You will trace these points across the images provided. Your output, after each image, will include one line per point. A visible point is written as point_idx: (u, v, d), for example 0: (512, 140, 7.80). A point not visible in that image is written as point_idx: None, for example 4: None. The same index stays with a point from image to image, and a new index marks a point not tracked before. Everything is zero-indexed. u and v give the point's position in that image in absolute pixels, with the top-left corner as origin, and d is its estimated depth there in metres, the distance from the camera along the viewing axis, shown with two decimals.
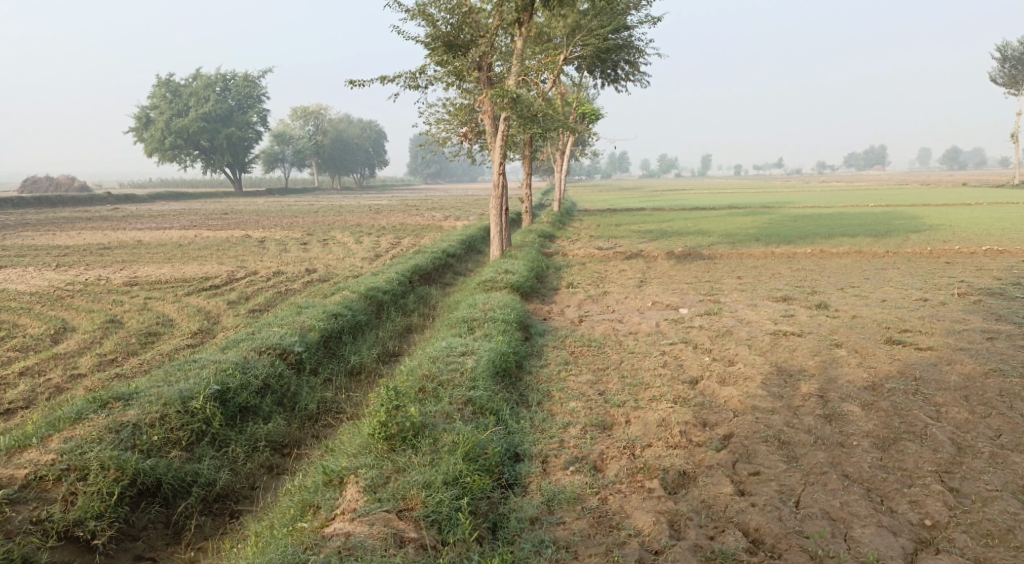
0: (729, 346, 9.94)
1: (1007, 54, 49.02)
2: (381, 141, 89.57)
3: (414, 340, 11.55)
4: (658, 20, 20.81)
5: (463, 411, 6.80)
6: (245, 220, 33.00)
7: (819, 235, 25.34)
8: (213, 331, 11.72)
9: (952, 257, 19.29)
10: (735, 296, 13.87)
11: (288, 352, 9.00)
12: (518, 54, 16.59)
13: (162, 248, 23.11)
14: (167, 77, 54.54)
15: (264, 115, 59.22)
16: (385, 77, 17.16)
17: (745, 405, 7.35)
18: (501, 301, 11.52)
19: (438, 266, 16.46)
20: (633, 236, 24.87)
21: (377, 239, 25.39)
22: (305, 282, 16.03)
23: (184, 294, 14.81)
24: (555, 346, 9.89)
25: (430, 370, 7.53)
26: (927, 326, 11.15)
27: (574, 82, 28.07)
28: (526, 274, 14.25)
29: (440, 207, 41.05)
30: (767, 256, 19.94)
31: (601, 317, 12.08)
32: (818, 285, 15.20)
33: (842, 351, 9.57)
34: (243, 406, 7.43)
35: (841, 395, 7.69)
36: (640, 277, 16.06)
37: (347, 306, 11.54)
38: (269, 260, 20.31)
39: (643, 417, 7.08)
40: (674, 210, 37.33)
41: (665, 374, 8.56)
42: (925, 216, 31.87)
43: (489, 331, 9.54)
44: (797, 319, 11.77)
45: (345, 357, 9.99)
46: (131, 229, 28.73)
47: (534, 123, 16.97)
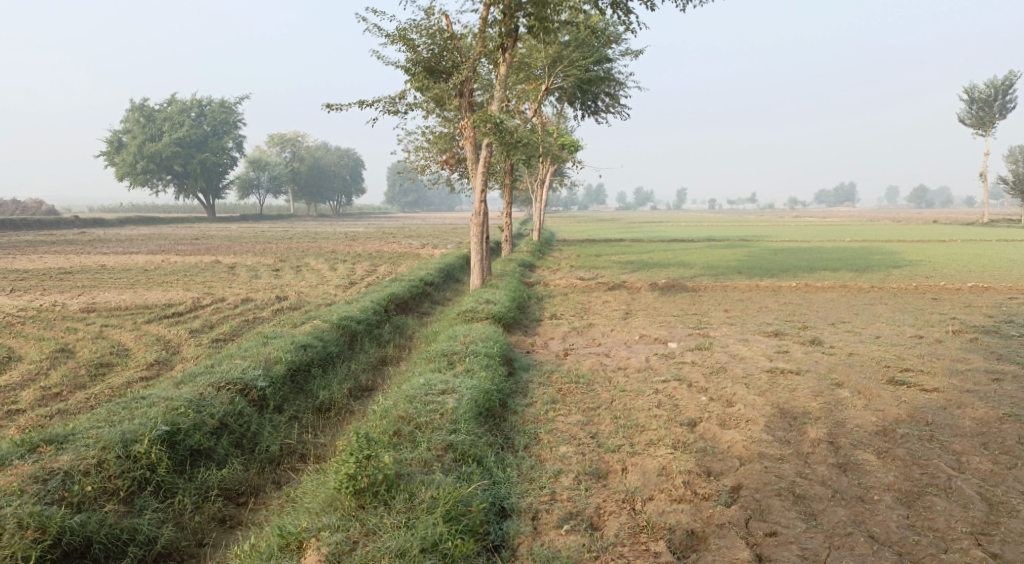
0: (726, 384, 9.35)
1: (974, 96, 50.06)
2: (359, 169, 89.05)
3: (389, 374, 10.83)
4: (639, 52, 20.54)
5: (443, 458, 6.09)
6: (217, 246, 32.14)
7: (801, 269, 25.04)
8: (172, 363, 10.90)
9: (939, 294, 18.99)
10: (725, 330, 13.34)
11: (250, 387, 8.24)
12: (501, 80, 16.04)
13: (126, 273, 22.18)
14: (141, 101, 53.56)
15: (240, 141, 58.52)
16: (362, 102, 16.62)
17: (750, 452, 6.72)
18: (482, 332, 10.85)
19: (416, 295, 15.78)
20: (614, 267, 24.43)
21: (352, 266, 24.66)
22: (274, 310, 15.24)
23: (145, 322, 13.98)
24: (541, 383, 9.22)
25: (406, 411, 6.79)
26: (928, 365, 10.65)
27: (555, 113, 27.72)
28: (508, 304, 13.61)
29: (417, 235, 40.39)
30: (752, 289, 19.52)
31: (587, 351, 11.45)
32: (808, 320, 14.71)
33: (845, 392, 9.02)
34: (195, 449, 6.66)
35: (852, 440, 7.12)
36: (624, 309, 15.49)
37: (318, 336, 10.79)
38: (238, 287, 19.46)
39: (641, 464, 6.43)
40: (653, 242, 36.99)
41: (661, 415, 7.91)
42: (903, 251, 31.83)
43: (470, 366, 8.85)
44: (792, 356, 11.23)
45: (314, 393, 9.23)
46: (96, 254, 27.70)
47: (517, 150, 16.25)
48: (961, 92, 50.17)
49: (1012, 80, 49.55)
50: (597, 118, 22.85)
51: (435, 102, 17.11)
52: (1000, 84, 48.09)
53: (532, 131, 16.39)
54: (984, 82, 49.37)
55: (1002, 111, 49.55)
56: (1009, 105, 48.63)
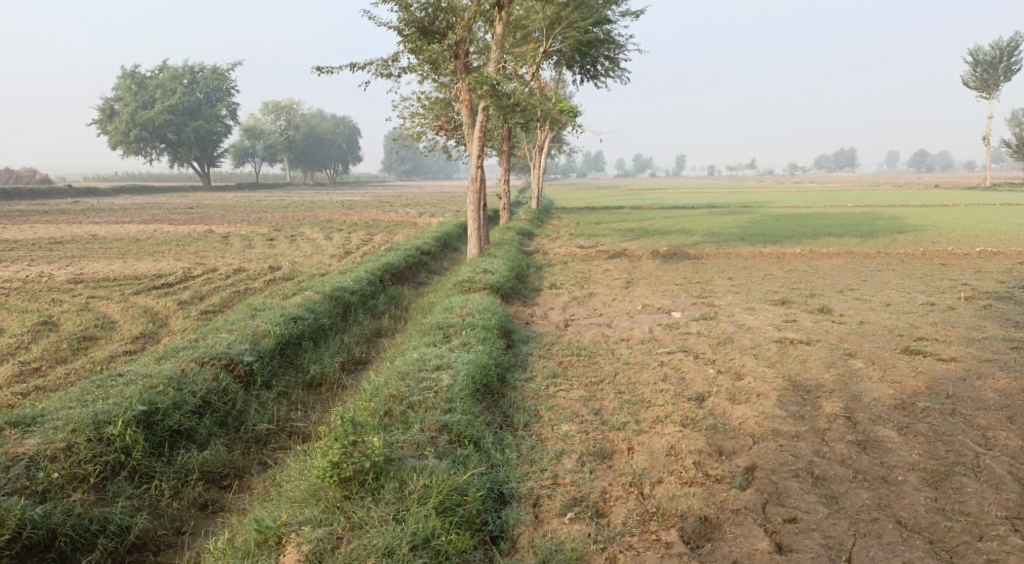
0: (733, 356, 8.97)
1: (978, 58, 49.16)
2: (355, 137, 87.98)
3: (383, 346, 10.44)
4: (640, 13, 19.85)
5: (438, 440, 5.72)
6: (211, 215, 31.55)
7: (805, 235, 24.56)
8: (158, 337, 10.49)
9: (947, 260, 18.56)
10: (730, 299, 12.94)
11: (236, 362, 7.86)
12: (497, 40, 15.40)
13: (117, 244, 21.66)
14: (132, 68, 52.47)
15: (234, 108, 57.56)
16: (354, 65, 16.02)
17: (764, 429, 6.34)
18: (480, 303, 10.42)
19: (411, 264, 15.34)
20: (614, 234, 23.96)
21: (348, 235, 24.16)
22: (266, 281, 14.81)
23: (133, 293, 13.54)
24: (542, 356, 8.81)
25: (398, 389, 6.38)
26: (942, 333, 10.25)
27: (554, 77, 27.00)
28: (506, 274, 13.17)
29: (414, 203, 39.78)
30: (756, 257, 19.08)
31: (588, 322, 11.05)
32: (815, 288, 14.29)
33: (859, 363, 8.62)
34: (175, 430, 6.31)
35: (871, 416, 6.74)
36: (626, 278, 15.06)
37: (309, 309, 10.39)
38: (231, 257, 18.98)
39: (648, 443, 6.05)
40: (653, 209, 36.41)
41: (667, 390, 7.52)
42: (907, 216, 31.31)
43: (467, 339, 8.43)
44: (800, 325, 10.83)
45: (304, 367, 8.83)
46: (88, 223, 27.17)
47: (515, 114, 15.65)
48: (966, 53, 49.22)
49: (1018, 42, 48.56)
50: (596, 82, 22.20)
51: (429, 66, 16.48)
52: (1005, 45, 47.11)
53: (530, 94, 15.79)
54: (989, 44, 48.36)
55: (1007, 73, 48.60)
56: (1014, 66, 47.69)
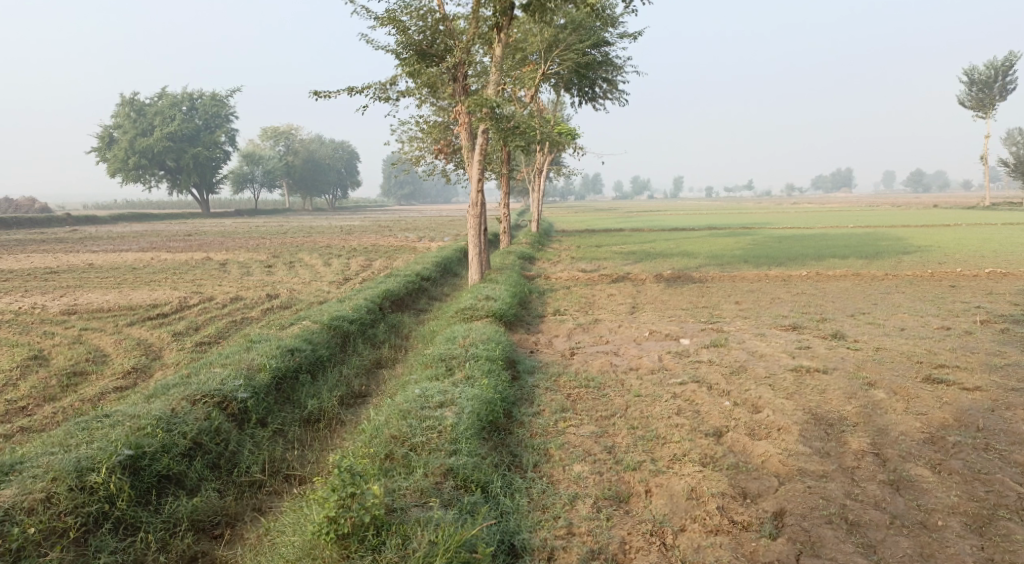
0: (749, 386, 8.60)
1: (974, 78, 49.25)
2: (354, 161, 88.08)
3: (384, 378, 10.08)
4: (638, 35, 19.71)
5: (443, 487, 5.37)
6: (209, 242, 31.25)
7: (809, 257, 24.25)
8: (151, 371, 10.12)
9: (956, 281, 18.23)
10: (740, 325, 12.59)
11: (230, 400, 7.48)
12: (497, 63, 15.18)
13: (113, 272, 21.33)
14: (131, 96, 52.53)
15: (233, 135, 57.58)
16: (351, 90, 15.79)
17: (789, 468, 5.98)
18: (483, 332, 10.05)
19: (411, 291, 15.01)
20: (616, 258, 23.66)
21: (347, 261, 23.84)
22: (263, 310, 14.46)
23: (127, 324, 13.18)
24: (549, 389, 8.43)
25: (400, 430, 6.02)
26: (962, 359, 9.89)
27: (553, 100, 26.85)
28: (509, 300, 12.82)
29: (413, 227, 39.48)
30: (762, 279, 18.76)
31: (595, 350, 10.69)
32: (825, 311, 13.94)
33: (881, 392, 8.26)
34: (163, 475, 5.95)
35: (900, 452, 6.38)
36: (631, 303, 14.71)
37: (307, 340, 10.03)
38: (228, 285, 18.65)
39: (667, 485, 5.68)
40: (653, 231, 36.16)
41: (683, 425, 7.14)
42: (910, 237, 31.04)
43: (471, 372, 8.05)
44: (814, 352, 10.47)
45: (302, 402, 8.45)
46: (84, 252, 26.89)
47: (515, 137, 15.38)
48: (962, 73, 49.33)
49: (1013, 61, 48.69)
50: (595, 105, 22.01)
51: (429, 90, 16.29)
52: (1001, 65, 47.21)
53: (530, 118, 15.54)
54: (984, 64, 48.49)
55: (1003, 92, 48.67)
56: (1010, 86, 47.78)
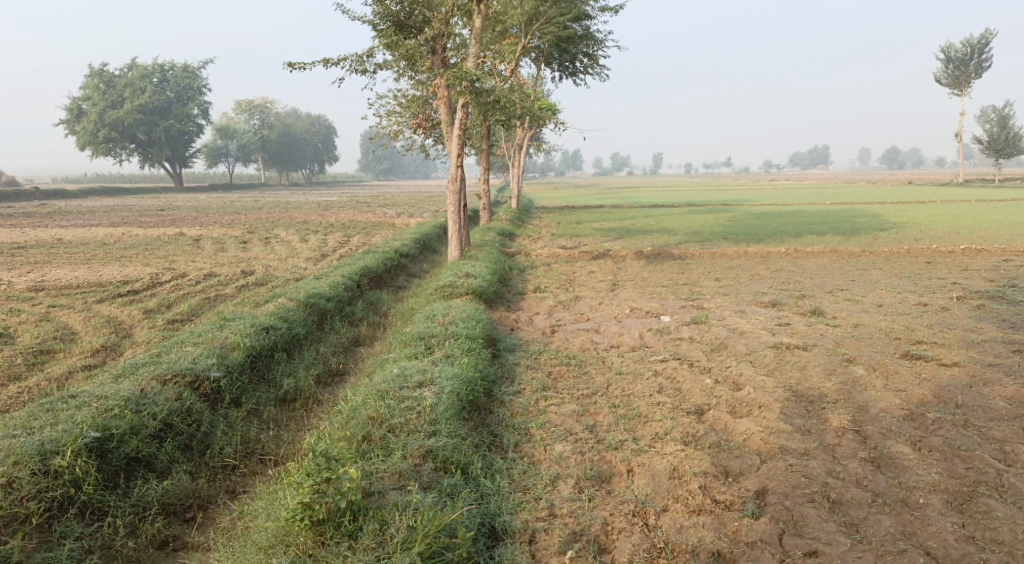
0: (730, 363, 8.57)
1: (950, 55, 49.50)
2: (331, 136, 86.99)
3: (361, 356, 9.93)
4: (619, 9, 19.47)
5: (422, 469, 5.29)
6: (182, 217, 30.68)
7: (787, 233, 24.33)
8: (121, 349, 9.88)
9: (932, 257, 18.37)
10: (720, 301, 12.57)
11: (202, 380, 7.32)
12: (476, 35, 14.89)
13: (83, 248, 20.86)
14: (100, 67, 51.22)
15: (206, 108, 56.47)
16: (327, 61, 15.43)
17: (770, 446, 5.95)
18: (463, 310, 9.92)
19: (390, 267, 14.81)
20: (595, 234, 23.58)
21: (323, 237, 23.53)
22: (238, 286, 14.20)
23: (96, 301, 12.87)
24: (529, 367, 8.33)
25: (377, 411, 5.91)
26: (940, 336, 9.93)
27: (533, 75, 26.54)
28: (489, 277, 12.69)
29: (391, 203, 39.04)
30: (741, 256, 18.79)
31: (575, 327, 10.61)
32: (804, 288, 13.96)
33: (860, 369, 8.27)
34: (133, 457, 5.85)
35: (881, 429, 6.37)
36: (611, 280, 14.64)
37: (282, 317, 9.84)
38: (202, 261, 18.31)
39: (649, 464, 5.63)
40: (633, 207, 36.10)
41: (664, 403, 7.08)
42: (886, 213, 31.28)
43: (450, 351, 7.93)
44: (794, 329, 10.47)
45: (277, 381, 8.30)
46: (53, 227, 26.29)
47: (495, 110, 15.14)
48: (938, 51, 49.54)
49: (989, 39, 48.98)
50: (575, 80, 21.78)
51: (406, 62, 15.97)
52: (977, 42, 47.46)
53: (510, 91, 15.30)
54: (960, 41, 48.73)
55: (978, 70, 48.99)
56: (985, 63, 48.09)
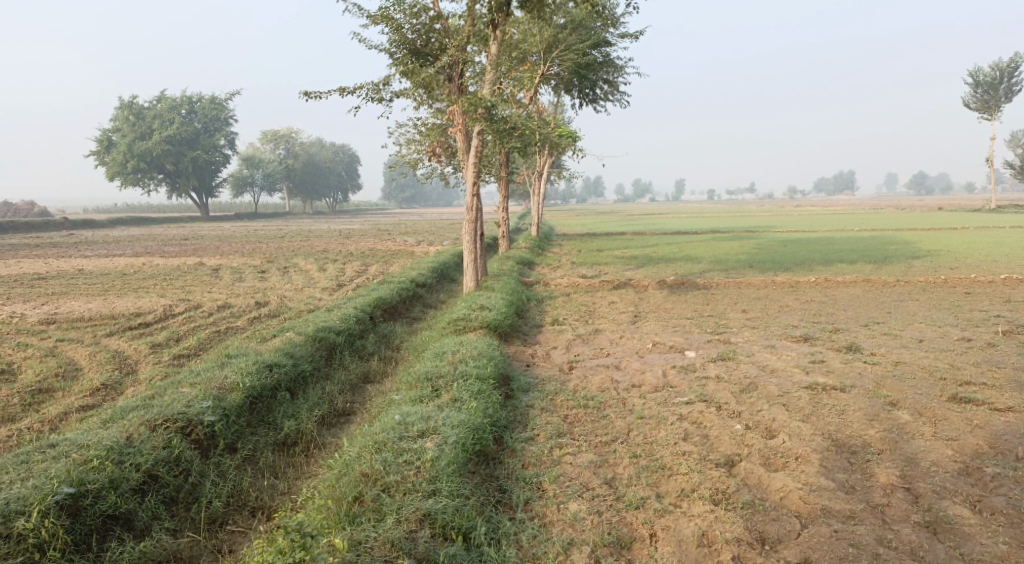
0: (761, 405, 7.95)
1: (979, 79, 48.60)
2: (355, 165, 87.57)
3: (369, 394, 9.40)
4: (640, 35, 19.09)
5: (418, 537, 5.03)
6: (204, 246, 30.59)
7: (816, 262, 23.61)
8: (122, 387, 9.47)
9: (971, 287, 17.56)
10: (748, 335, 11.94)
11: (195, 424, 6.84)
12: (493, 62, 14.52)
13: (102, 278, 20.69)
14: (130, 99, 51.85)
15: (232, 138, 57.07)
16: (342, 90, 15.16)
17: (811, 507, 5.43)
18: (475, 347, 9.38)
19: (405, 298, 14.37)
20: (617, 263, 23.02)
21: (342, 266, 23.19)
22: (250, 319, 13.81)
23: (105, 335, 12.52)
24: (545, 410, 7.76)
25: (371, 467, 5.62)
26: (988, 375, 9.23)
27: (553, 102, 26.21)
28: (505, 309, 12.18)
29: (413, 231, 38.69)
30: (768, 285, 18.11)
31: (594, 363, 10.04)
32: (837, 321, 13.27)
33: (905, 414, 7.62)
34: (110, 515, 5.56)
35: (934, 486, 5.76)
36: (634, 311, 14.06)
37: (288, 354, 9.40)
38: (218, 291, 18.00)
39: (675, 528, 5.26)
40: (656, 235, 35.46)
41: (691, 453, 6.48)
42: (918, 240, 30.35)
43: (458, 395, 7.40)
44: (829, 366, 9.81)
45: (278, 423, 7.79)
46: (76, 256, 26.26)
47: (512, 138, 14.71)
48: (966, 75, 48.69)
49: (1018, 63, 48.00)
50: (596, 107, 21.38)
51: (423, 90, 15.67)
52: (1006, 66, 46.59)
53: (529, 118, 14.88)
54: (989, 65, 47.85)
55: (1008, 94, 48.01)
56: (1015, 87, 47.13)
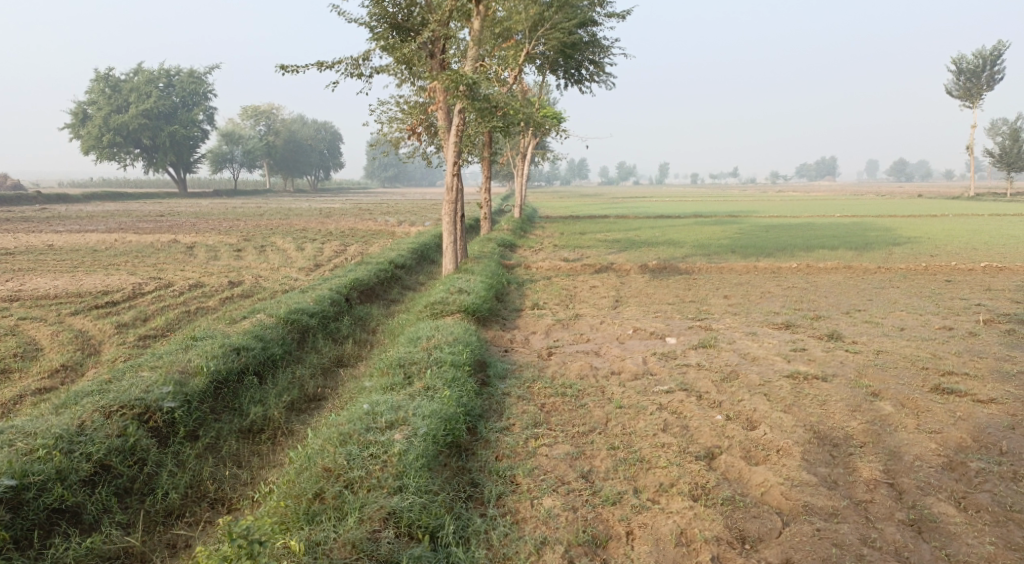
0: (742, 395, 7.77)
1: (961, 67, 48.75)
2: (337, 143, 86.59)
3: (342, 378, 9.10)
4: (626, 16, 18.76)
5: (381, 537, 4.83)
6: (181, 223, 29.97)
7: (798, 247, 23.55)
8: (83, 369, 9.09)
9: (952, 275, 17.56)
10: (729, 322, 11.76)
11: (154, 411, 6.55)
12: (476, 38, 14.12)
13: (73, 255, 20.14)
14: (106, 71, 50.77)
15: (211, 114, 56.04)
16: (321, 65, 14.74)
17: (792, 503, 5.26)
18: (451, 332, 9.10)
19: (383, 279, 14.05)
20: (600, 246, 22.80)
21: (321, 246, 22.78)
22: (222, 299, 13.42)
23: (69, 314, 12.09)
24: (521, 398, 7.53)
25: (335, 463, 5.42)
26: (971, 366, 9.12)
27: (538, 81, 25.79)
28: (483, 293, 11.91)
29: (395, 211, 38.27)
30: (750, 271, 18.00)
31: (573, 349, 9.82)
32: (818, 308, 13.14)
33: (888, 405, 7.47)
34: (55, 509, 5.35)
35: (918, 482, 5.59)
36: (615, 296, 13.85)
37: (258, 336, 9.07)
38: (191, 269, 17.56)
39: (652, 525, 5.09)
40: (639, 218, 35.25)
41: (670, 445, 6.28)
42: (899, 227, 30.37)
43: (431, 383, 7.14)
44: (811, 355, 9.66)
45: (244, 409, 7.47)
46: (47, 232, 25.60)
47: (495, 117, 14.35)
48: (949, 62, 48.82)
49: (1001, 51, 48.16)
50: (581, 88, 21.07)
51: (404, 66, 15.19)
52: (988, 54, 46.73)
53: (512, 98, 14.53)
54: (971, 53, 47.97)
55: (989, 82, 48.16)
56: (997, 75, 47.27)
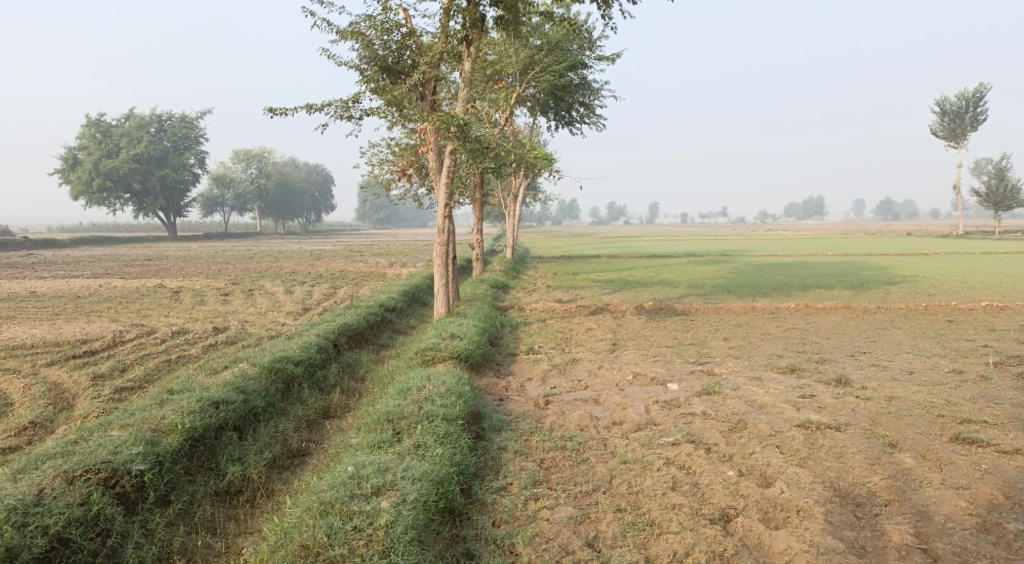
0: (753, 447, 7.31)
1: (944, 108, 49.32)
2: (329, 185, 86.63)
3: (329, 430, 8.61)
4: (617, 58, 18.67)
5: None
6: (168, 267, 29.45)
7: (794, 287, 23.26)
8: (52, 425, 8.57)
9: (953, 315, 17.23)
10: (732, 366, 11.35)
11: (122, 475, 6.15)
12: (467, 79, 13.86)
13: (55, 301, 19.58)
14: (97, 116, 50.75)
15: (202, 157, 55.91)
16: (310, 107, 14.51)
17: None
18: (443, 381, 8.62)
19: (373, 323, 13.61)
20: (594, 287, 22.43)
21: (310, 289, 22.31)
22: (206, 346, 12.93)
23: (44, 364, 11.55)
24: (518, 453, 7.05)
25: (314, 538, 5.21)
26: (989, 412, 8.71)
27: (529, 123, 25.68)
28: (477, 338, 11.46)
29: (386, 253, 37.89)
30: (748, 312, 17.63)
31: (572, 397, 9.36)
32: (822, 350, 12.74)
33: (908, 457, 7.04)
34: None
35: (953, 547, 5.36)
36: (612, 339, 13.43)
37: (239, 387, 8.58)
38: (175, 316, 17.03)
39: None
40: (632, 258, 34.94)
41: (682, 506, 5.83)
42: (893, 266, 30.17)
43: (421, 440, 6.67)
44: (821, 401, 9.23)
45: (221, 469, 6.94)
46: (30, 278, 25.03)
47: (486, 158, 14.05)
48: (933, 104, 49.42)
49: (983, 92, 48.85)
50: (572, 129, 20.92)
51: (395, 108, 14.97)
52: (972, 95, 47.28)
53: (504, 138, 14.24)
54: (955, 95, 48.59)
55: (974, 122, 48.64)
56: (981, 116, 47.77)
